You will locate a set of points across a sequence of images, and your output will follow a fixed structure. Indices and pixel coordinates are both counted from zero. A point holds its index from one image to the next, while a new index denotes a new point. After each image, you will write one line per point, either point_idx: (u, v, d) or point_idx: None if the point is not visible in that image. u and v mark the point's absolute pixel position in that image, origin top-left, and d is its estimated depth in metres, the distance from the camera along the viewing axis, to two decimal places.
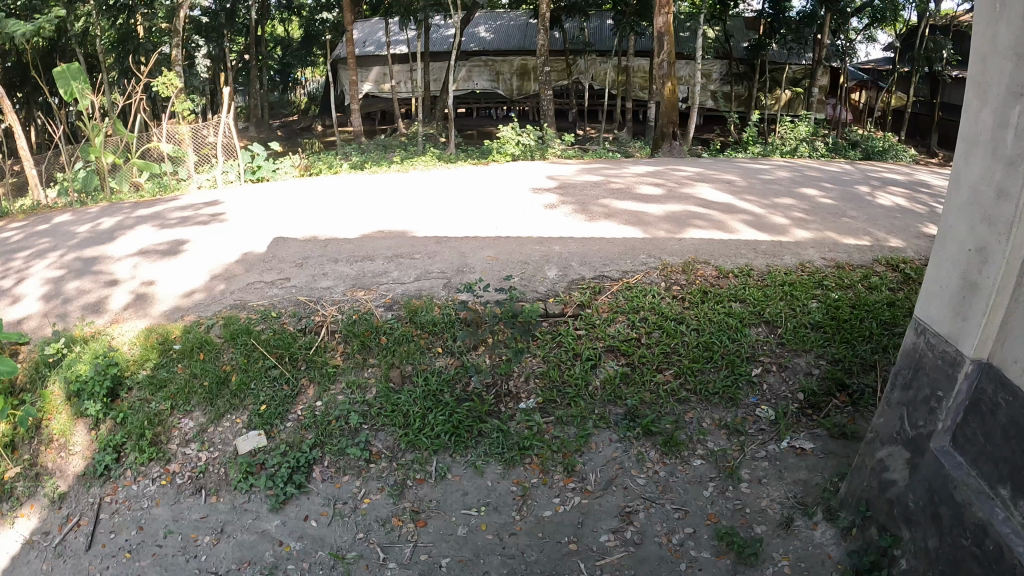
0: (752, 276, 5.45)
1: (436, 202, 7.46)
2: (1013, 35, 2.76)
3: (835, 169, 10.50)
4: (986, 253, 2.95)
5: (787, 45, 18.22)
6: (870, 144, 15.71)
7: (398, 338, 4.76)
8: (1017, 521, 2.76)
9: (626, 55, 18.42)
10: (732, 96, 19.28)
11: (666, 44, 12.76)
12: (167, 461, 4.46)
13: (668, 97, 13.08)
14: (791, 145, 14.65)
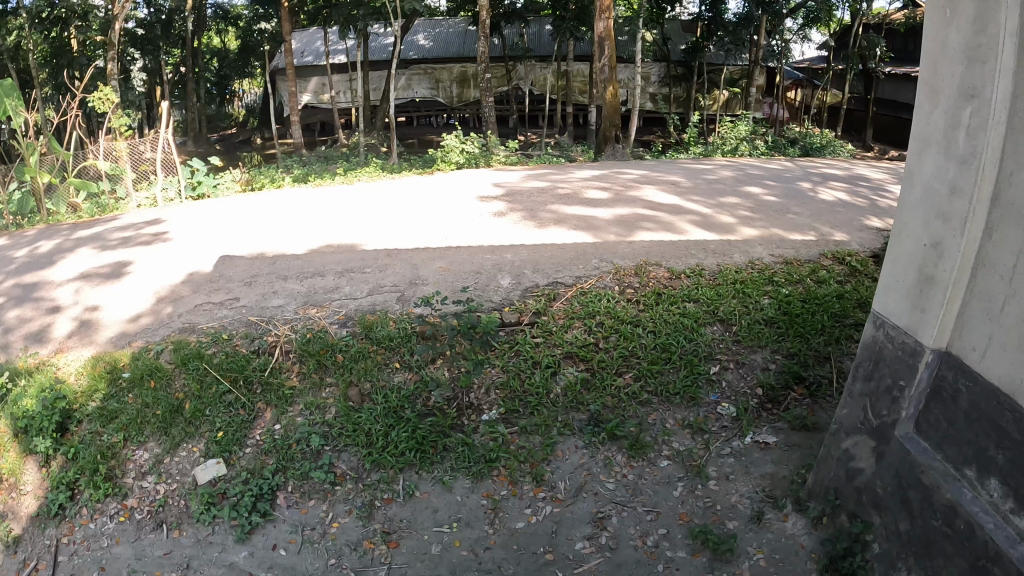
0: (704, 276, 5.52)
1: (384, 214, 7.38)
2: (964, 39, 2.86)
3: (776, 166, 10.73)
4: (942, 247, 3.03)
5: (724, 46, 18.50)
6: (808, 141, 16.11)
7: (356, 354, 4.68)
8: (984, 500, 2.83)
9: (565, 60, 18.54)
10: (670, 97, 19.58)
11: (605, 48, 12.88)
12: (125, 497, 4.30)
13: (609, 101, 13.17)
14: (731, 144, 14.93)
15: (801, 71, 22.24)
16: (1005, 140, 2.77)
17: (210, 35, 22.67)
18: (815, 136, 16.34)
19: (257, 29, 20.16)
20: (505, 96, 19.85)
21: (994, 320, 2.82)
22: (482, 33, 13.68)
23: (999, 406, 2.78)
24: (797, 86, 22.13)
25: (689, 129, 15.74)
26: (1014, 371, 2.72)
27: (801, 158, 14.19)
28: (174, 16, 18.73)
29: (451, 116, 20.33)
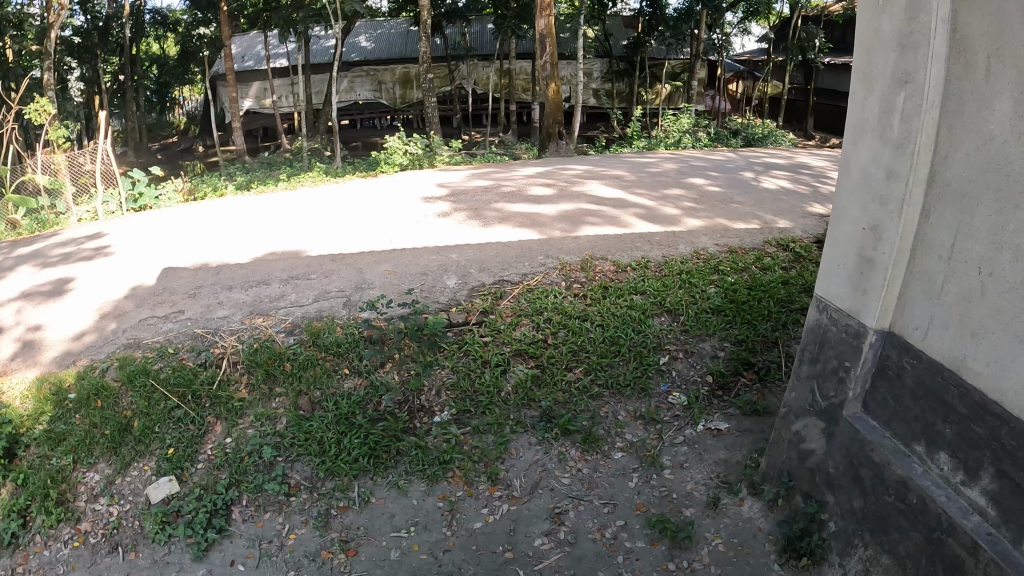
0: (650, 268, 5.60)
1: (329, 219, 7.28)
2: (896, 27, 2.94)
3: (720, 157, 10.90)
4: (880, 230, 3.12)
5: (665, 41, 18.54)
6: (749, 131, 16.44)
7: (304, 362, 4.60)
8: (934, 474, 2.92)
9: (507, 58, 18.56)
10: (613, 93, 19.78)
11: (547, 45, 12.95)
12: (78, 521, 4.16)
13: (552, 98, 13.22)
14: (674, 137, 15.15)
15: (741, 63, 22.65)
16: (938, 124, 2.87)
17: (148, 42, 22.08)
18: (756, 127, 16.72)
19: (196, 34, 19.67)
20: (448, 95, 19.76)
21: (934, 299, 2.93)
22: (424, 33, 13.62)
23: (944, 382, 2.88)
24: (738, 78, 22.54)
25: (632, 124, 15.90)
26: (957, 348, 2.83)
27: (743, 148, 14.46)
28: (112, 22, 18.20)
29: (394, 118, 20.14)
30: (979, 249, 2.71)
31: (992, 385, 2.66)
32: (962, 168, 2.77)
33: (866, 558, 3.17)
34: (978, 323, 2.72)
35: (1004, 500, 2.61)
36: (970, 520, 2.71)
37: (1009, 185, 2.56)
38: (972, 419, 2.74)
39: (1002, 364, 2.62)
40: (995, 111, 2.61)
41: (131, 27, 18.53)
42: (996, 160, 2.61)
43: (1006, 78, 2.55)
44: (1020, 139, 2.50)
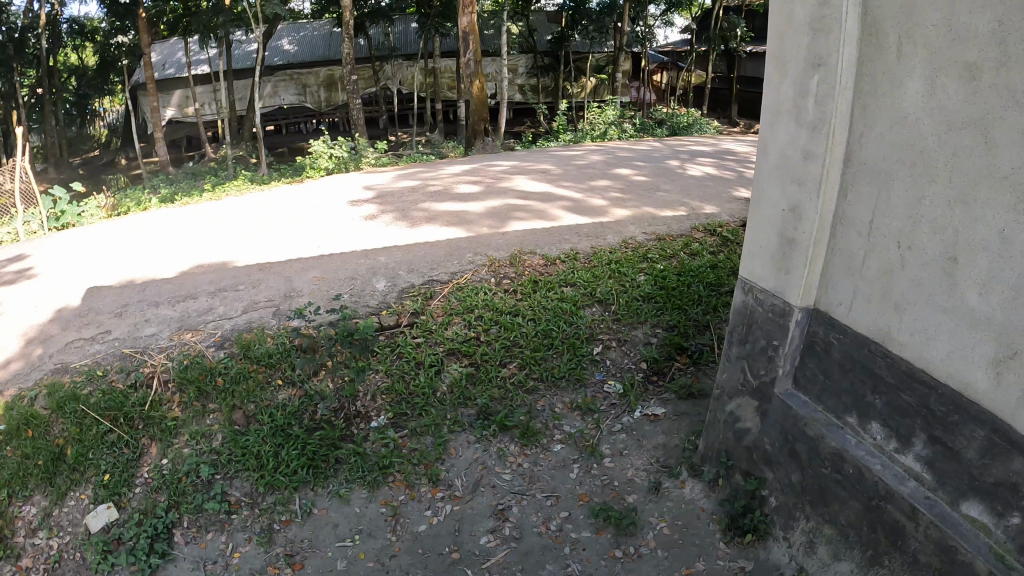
0: (579, 260, 5.66)
1: (255, 228, 7.11)
2: (808, 12, 3.01)
3: (645, 147, 11.06)
4: (800, 210, 3.21)
5: (589, 36, 18.66)
6: (674, 121, 16.76)
7: (235, 376, 4.46)
8: (868, 444, 3.02)
9: (431, 57, 18.46)
10: (538, 88, 19.88)
11: (470, 43, 12.96)
12: (18, 557, 4.04)
13: (477, 95, 13.20)
14: (599, 129, 15.32)
15: (664, 54, 23.01)
16: (852, 105, 2.96)
17: (65, 52, 21.16)
18: (681, 116, 17.06)
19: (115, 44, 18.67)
20: (373, 97, 19.52)
21: (857, 275, 3.03)
22: (347, 34, 13.39)
23: (871, 353, 2.98)
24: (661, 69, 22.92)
25: (558, 118, 16.00)
26: (881, 320, 2.94)
27: (669, 137, 14.72)
28: (26, 33, 17.33)
29: (319, 121, 19.79)
30: (897, 224, 2.81)
31: (918, 354, 2.78)
32: (877, 147, 2.87)
33: (808, 530, 3.27)
34: (900, 295, 2.83)
35: (937, 463, 2.72)
36: (906, 486, 2.81)
37: (925, 162, 2.66)
38: (901, 387, 2.85)
39: (926, 334, 2.74)
40: (907, 90, 2.71)
41: (47, 37, 17.71)
42: (910, 138, 2.72)
43: (918, 57, 2.65)
44: (934, 117, 2.60)
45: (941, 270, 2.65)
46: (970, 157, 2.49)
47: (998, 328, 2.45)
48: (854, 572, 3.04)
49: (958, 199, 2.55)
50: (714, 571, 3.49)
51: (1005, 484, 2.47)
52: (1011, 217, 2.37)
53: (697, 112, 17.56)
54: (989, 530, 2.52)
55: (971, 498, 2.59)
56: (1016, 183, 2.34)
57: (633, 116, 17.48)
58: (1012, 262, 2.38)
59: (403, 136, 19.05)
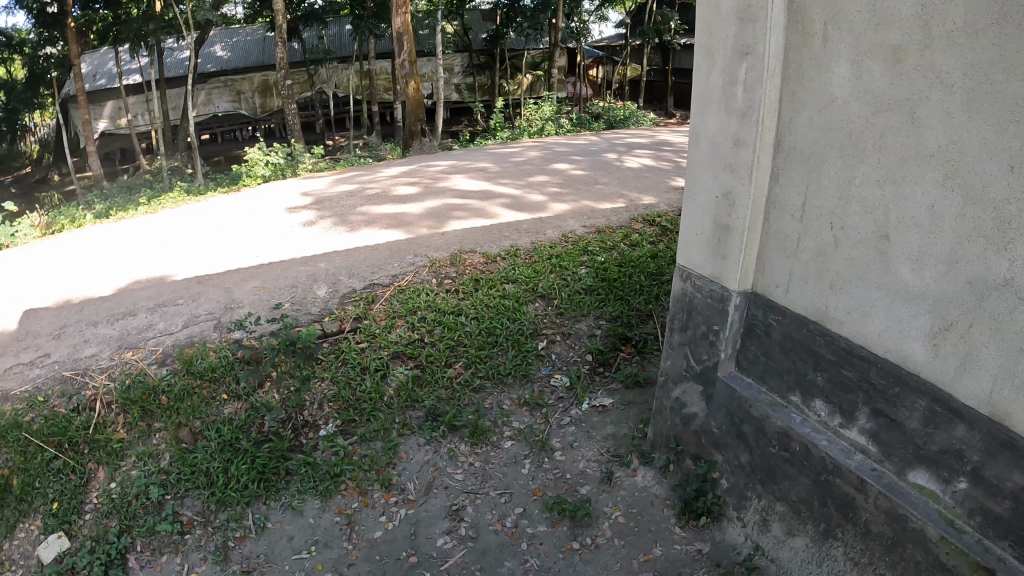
0: (519, 256, 5.71)
1: (193, 240, 6.95)
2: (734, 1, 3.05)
3: (582, 141, 11.15)
4: (733, 196, 3.26)
5: (523, 32, 18.60)
6: (611, 114, 16.96)
7: (179, 393, 4.35)
8: (813, 421, 3.09)
9: (366, 58, 18.31)
10: (475, 86, 19.89)
11: (404, 43, 12.88)
12: None
13: (413, 96, 13.13)
14: (537, 125, 15.39)
15: (599, 49, 23.19)
16: (780, 92, 3.02)
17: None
18: (618, 109, 17.28)
19: (43, 55, 17.59)
20: (309, 102, 19.26)
21: (792, 257, 3.10)
22: (281, 38, 13.14)
23: (810, 333, 3.05)
24: (597, 63, 23.14)
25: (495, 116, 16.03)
26: (818, 300, 3.01)
27: (606, 131, 14.89)
28: None
29: (255, 128, 19.44)
30: (829, 206, 2.89)
31: (855, 331, 2.86)
32: (806, 131, 2.94)
33: (761, 508, 3.34)
34: (835, 275, 2.90)
35: (881, 436, 2.80)
36: (853, 459, 2.88)
37: (854, 144, 2.74)
38: (842, 363, 2.93)
39: (862, 311, 2.82)
40: (834, 75, 2.78)
41: None
42: (838, 122, 2.79)
43: (843, 43, 2.72)
44: (861, 100, 2.68)
45: (874, 248, 2.73)
46: (898, 137, 2.56)
47: (932, 301, 2.54)
48: (808, 547, 3.10)
49: (886, 179, 2.63)
50: (672, 555, 3.51)
51: (949, 451, 2.55)
52: (939, 194, 2.46)
53: (634, 106, 17.81)
54: (937, 496, 2.60)
55: (917, 467, 2.67)
56: (944, 161, 2.42)
57: (570, 111, 17.62)
58: (943, 237, 2.47)
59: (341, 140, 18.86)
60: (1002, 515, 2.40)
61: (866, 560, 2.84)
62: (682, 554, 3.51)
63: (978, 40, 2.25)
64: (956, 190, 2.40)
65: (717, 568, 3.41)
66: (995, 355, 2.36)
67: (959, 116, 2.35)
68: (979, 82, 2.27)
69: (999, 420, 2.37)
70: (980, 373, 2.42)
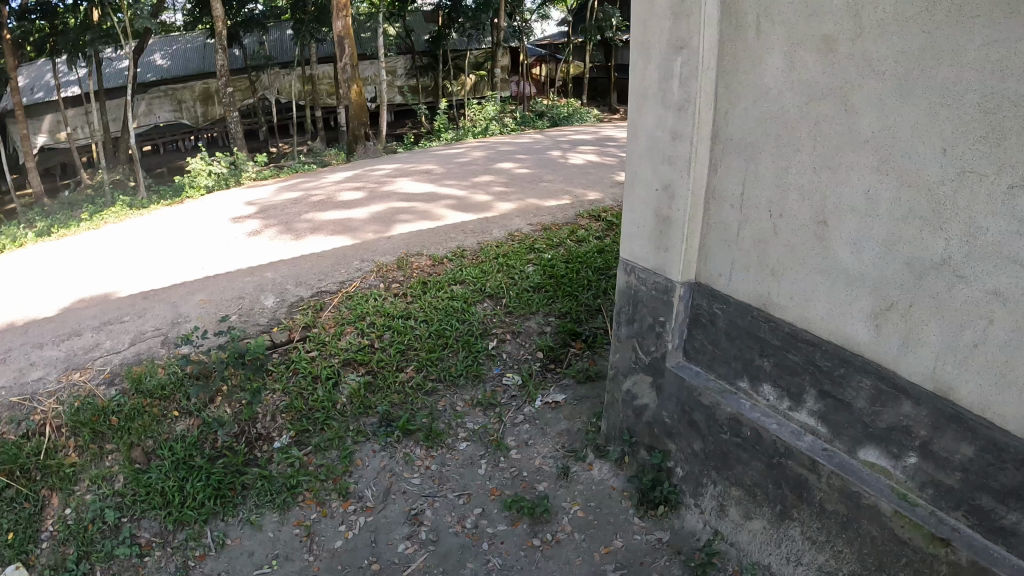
0: (466, 257, 5.75)
1: (134, 255, 6.76)
2: None
3: (526, 140, 11.20)
4: (672, 189, 3.29)
5: (466, 33, 18.62)
6: (555, 113, 17.12)
7: (129, 413, 4.23)
8: (761, 406, 3.15)
9: (308, 63, 18.13)
10: (418, 88, 19.77)
11: (345, 47, 12.78)
12: None
13: (356, 100, 13.02)
14: (480, 125, 15.41)
15: (542, 47, 23.31)
16: (715, 84, 3.07)
17: None
18: (562, 107, 17.46)
19: None
20: (252, 109, 18.95)
21: (734, 246, 3.16)
22: (221, 45, 12.89)
23: (754, 319, 3.11)
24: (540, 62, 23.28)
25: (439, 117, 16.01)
26: (761, 287, 3.07)
27: (550, 129, 15.03)
28: None
29: (198, 138, 19.04)
30: (768, 194, 2.94)
31: (799, 315, 2.92)
32: (742, 122, 2.99)
33: (717, 494, 3.39)
34: (777, 262, 2.96)
35: (830, 416, 2.86)
36: (804, 441, 2.93)
37: (789, 133, 2.79)
38: (787, 348, 2.98)
39: (805, 295, 2.88)
40: (769, 66, 2.83)
41: None
42: (774, 112, 2.84)
43: (776, 33, 2.77)
44: (795, 90, 2.73)
45: (813, 234, 2.79)
46: (832, 125, 2.62)
47: (872, 283, 2.61)
48: (765, 528, 3.16)
49: (822, 165, 2.69)
50: (633, 546, 3.55)
51: (896, 427, 2.62)
52: (875, 178, 2.52)
53: (579, 103, 18.03)
54: (888, 472, 2.67)
55: (867, 444, 2.74)
56: (878, 146, 2.49)
57: (514, 110, 17.73)
58: (880, 220, 2.53)
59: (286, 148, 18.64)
60: (953, 487, 2.47)
61: (823, 538, 2.90)
62: (643, 544, 3.55)
63: (909, 27, 2.31)
64: (890, 174, 2.46)
65: (678, 555, 3.45)
66: (936, 332, 2.43)
67: (892, 102, 2.41)
68: (910, 69, 2.34)
69: (944, 395, 2.45)
70: (922, 350, 2.49)
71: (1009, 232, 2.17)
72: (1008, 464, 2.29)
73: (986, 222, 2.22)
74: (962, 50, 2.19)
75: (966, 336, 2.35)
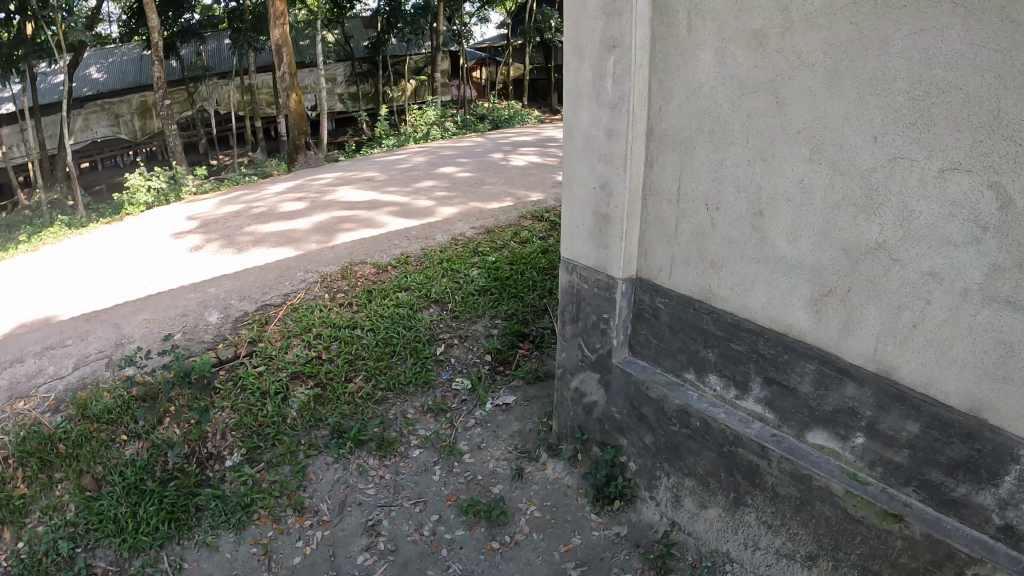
0: (410, 264, 5.74)
1: (73, 278, 6.56)
2: None
3: (467, 143, 11.22)
4: (609, 187, 3.32)
5: (404, 36, 18.47)
6: (496, 116, 17.20)
7: (76, 439, 4.11)
8: (709, 396, 3.20)
9: (246, 73, 17.92)
10: (358, 95, 19.56)
11: (284, 56, 12.65)
12: None
13: (295, 109, 12.86)
14: (422, 130, 15.36)
15: (482, 50, 23.37)
16: (648, 82, 3.10)
17: None
18: (503, 110, 17.57)
19: None
20: (190, 121, 18.56)
21: (673, 241, 3.20)
22: (157, 56, 12.61)
23: (697, 311, 3.15)
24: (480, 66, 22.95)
25: (379, 124, 15.93)
26: (701, 279, 3.11)
27: (492, 132, 15.10)
28: None
29: (137, 153, 18.56)
30: (704, 188, 2.99)
31: (740, 305, 2.97)
32: (676, 118, 3.03)
33: (671, 486, 3.43)
34: (716, 255, 3.02)
35: (777, 402, 2.92)
36: (753, 428, 2.98)
37: (723, 127, 2.84)
38: (730, 338, 3.03)
39: (744, 285, 2.93)
40: (700, 63, 2.88)
41: None
42: (707, 108, 2.89)
43: (707, 30, 2.82)
44: (727, 85, 2.79)
45: (750, 225, 2.84)
46: (765, 118, 2.68)
47: (809, 271, 2.67)
48: (721, 516, 3.21)
49: (756, 157, 2.75)
50: (592, 542, 3.57)
51: (843, 409, 2.68)
52: (808, 168, 2.58)
53: (520, 106, 18.18)
54: (837, 453, 2.74)
55: (815, 427, 2.80)
56: (810, 137, 2.55)
57: (457, 115, 17.75)
58: (814, 209, 2.60)
59: (225, 160, 18.32)
60: (902, 463, 2.54)
61: (778, 522, 2.96)
62: (601, 539, 3.57)
63: (836, 20, 2.38)
64: (824, 164, 2.52)
65: (637, 548, 3.49)
66: (875, 314, 2.50)
67: (823, 93, 2.47)
68: (839, 60, 2.40)
69: (886, 375, 2.52)
70: (863, 333, 2.56)
71: (941, 215, 2.24)
72: (954, 438, 2.37)
73: (918, 206, 2.29)
74: (889, 40, 2.25)
75: (904, 317, 2.42)
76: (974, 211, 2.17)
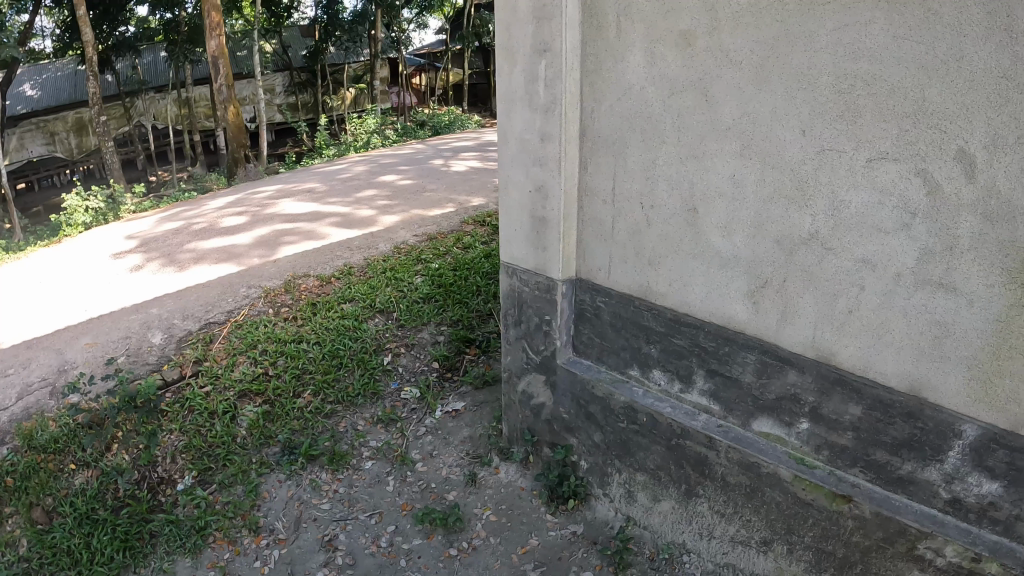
0: (354, 274, 5.71)
1: (10, 304, 6.36)
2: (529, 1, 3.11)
3: (408, 150, 11.16)
4: (545, 190, 3.34)
5: (343, 45, 18.55)
6: (437, 121, 17.19)
7: (23, 472, 3.99)
8: (654, 391, 3.24)
9: (183, 86, 17.65)
10: (297, 105, 19.33)
11: (221, 67, 12.42)
12: None
13: (233, 121, 12.64)
14: (363, 139, 15.26)
15: (422, 55, 23.27)
16: (580, 85, 3.13)
17: None
18: (444, 115, 17.56)
19: None
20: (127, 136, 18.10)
21: (610, 240, 3.23)
22: (92, 71, 12.27)
23: (638, 309, 3.19)
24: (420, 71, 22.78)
25: (319, 133, 15.75)
26: (640, 276, 3.15)
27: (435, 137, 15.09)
28: None
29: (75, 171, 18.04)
30: (639, 188, 3.03)
31: (679, 301, 3.02)
32: (609, 119, 3.07)
33: (624, 482, 3.47)
34: (653, 252, 3.06)
35: (721, 394, 2.97)
36: (699, 420, 3.04)
37: (655, 127, 2.88)
38: (672, 333, 3.08)
39: (682, 282, 2.99)
40: (630, 64, 2.92)
41: None
42: (638, 108, 2.93)
43: (636, 31, 2.86)
44: (657, 85, 2.83)
45: (685, 221, 2.89)
46: (695, 116, 2.72)
47: (745, 264, 2.73)
48: (675, 508, 3.26)
49: (689, 154, 2.79)
50: (549, 542, 3.59)
51: (785, 397, 2.74)
52: (739, 163, 2.63)
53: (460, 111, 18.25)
54: (783, 440, 2.80)
55: (760, 416, 2.85)
56: (740, 134, 2.60)
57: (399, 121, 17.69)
58: (747, 204, 2.65)
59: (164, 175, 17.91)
60: (847, 445, 2.61)
61: (731, 510, 3.01)
62: (559, 539, 3.59)
63: (762, 18, 2.44)
64: (754, 159, 2.58)
65: (594, 545, 3.52)
66: (811, 304, 2.57)
67: (751, 91, 2.53)
68: (766, 58, 2.46)
69: (826, 361, 2.58)
70: (800, 321, 2.62)
71: (871, 203, 2.31)
72: (896, 418, 2.44)
73: (848, 195, 2.36)
74: (814, 36, 2.31)
75: (840, 304, 2.48)
76: (903, 197, 2.24)
